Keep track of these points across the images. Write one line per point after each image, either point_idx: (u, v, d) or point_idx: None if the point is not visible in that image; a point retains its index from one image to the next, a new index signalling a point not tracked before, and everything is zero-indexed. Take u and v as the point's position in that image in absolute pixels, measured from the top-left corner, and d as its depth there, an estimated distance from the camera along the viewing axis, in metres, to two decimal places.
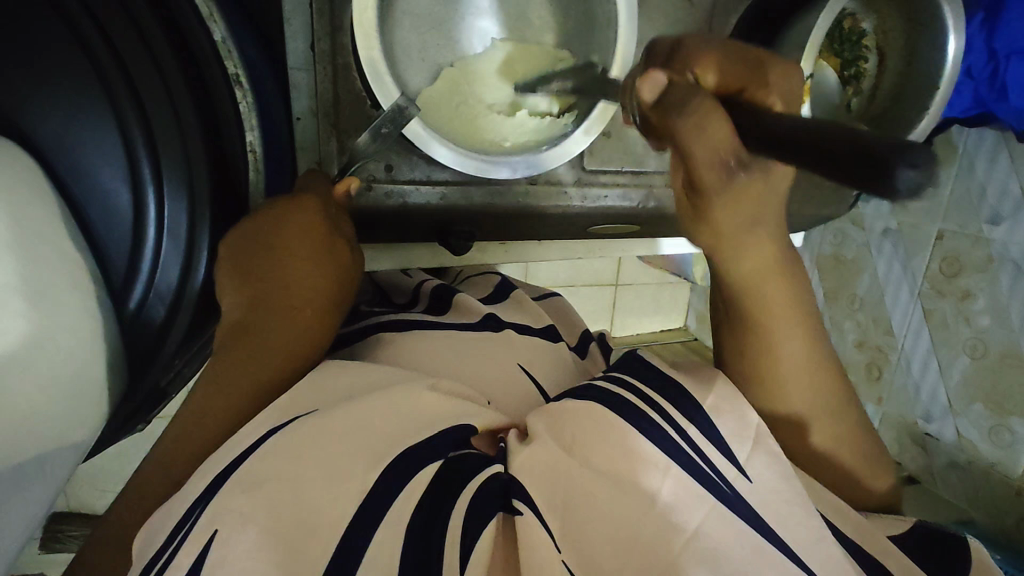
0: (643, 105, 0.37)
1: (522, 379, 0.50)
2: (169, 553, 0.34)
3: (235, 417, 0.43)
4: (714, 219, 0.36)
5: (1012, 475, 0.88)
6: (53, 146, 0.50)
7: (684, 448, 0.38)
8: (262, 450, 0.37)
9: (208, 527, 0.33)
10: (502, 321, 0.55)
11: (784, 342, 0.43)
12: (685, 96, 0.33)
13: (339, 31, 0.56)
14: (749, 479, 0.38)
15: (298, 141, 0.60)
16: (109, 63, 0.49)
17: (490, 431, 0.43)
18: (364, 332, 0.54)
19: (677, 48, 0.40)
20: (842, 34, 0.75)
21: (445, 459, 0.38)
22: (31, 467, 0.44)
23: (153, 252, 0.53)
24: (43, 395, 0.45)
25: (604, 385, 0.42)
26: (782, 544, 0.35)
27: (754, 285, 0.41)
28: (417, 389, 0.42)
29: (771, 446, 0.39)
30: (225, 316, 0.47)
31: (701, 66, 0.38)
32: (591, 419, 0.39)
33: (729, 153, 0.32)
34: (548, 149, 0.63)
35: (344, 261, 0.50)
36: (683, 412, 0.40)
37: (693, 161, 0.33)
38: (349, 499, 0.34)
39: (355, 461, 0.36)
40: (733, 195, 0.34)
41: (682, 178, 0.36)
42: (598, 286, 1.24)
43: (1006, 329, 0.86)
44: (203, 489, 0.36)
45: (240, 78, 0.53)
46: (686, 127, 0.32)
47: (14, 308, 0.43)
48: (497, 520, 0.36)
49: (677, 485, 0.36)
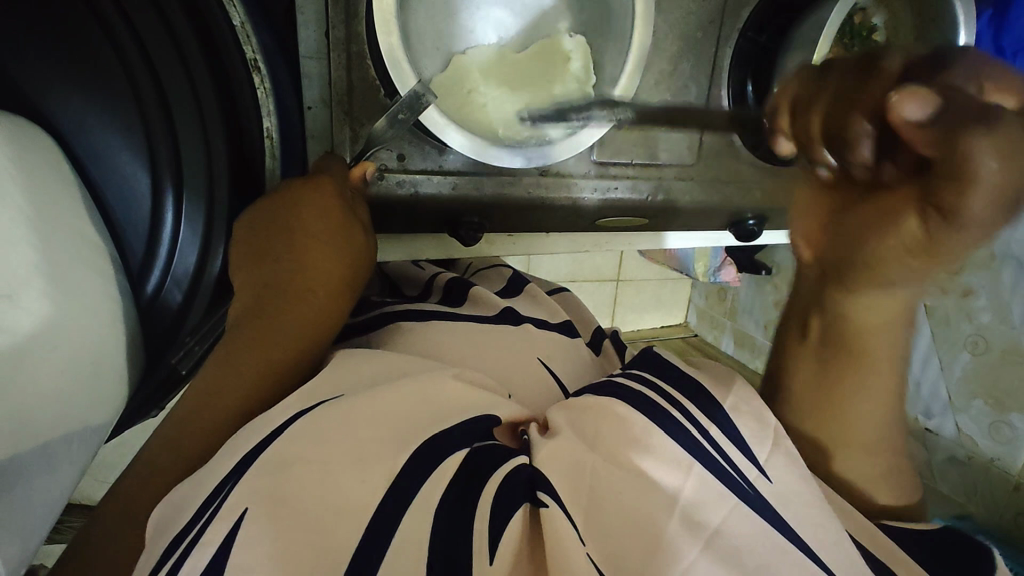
0: (898, 121, 0.32)
1: (540, 371, 0.50)
2: (205, 521, 0.33)
3: (250, 403, 0.42)
4: (943, 257, 0.33)
5: (1012, 471, 0.89)
6: (72, 127, 0.50)
7: (706, 447, 0.38)
8: (289, 432, 0.36)
9: (238, 505, 0.32)
10: (520, 316, 0.56)
11: (864, 384, 0.44)
12: (974, 112, 0.29)
13: (354, 18, 0.56)
14: (770, 479, 0.38)
15: (308, 130, 0.59)
16: (134, 54, 0.50)
17: (510, 421, 0.43)
18: (379, 321, 0.54)
19: (930, 60, 0.34)
20: (853, 29, 0.72)
21: (471, 449, 0.38)
22: (55, 446, 0.45)
23: (171, 237, 0.54)
24: (66, 377, 0.45)
25: (623, 380, 0.43)
26: (803, 544, 0.35)
27: (867, 334, 0.42)
28: (443, 377, 0.42)
29: (789, 448, 0.39)
30: (241, 300, 0.47)
31: (994, 87, 0.32)
32: (613, 419, 0.39)
33: (1009, 184, 0.28)
34: (559, 140, 0.63)
35: (358, 244, 0.50)
36: (704, 411, 0.40)
37: (969, 188, 0.29)
38: (377, 482, 0.34)
39: (383, 447, 0.36)
40: (982, 232, 0.31)
41: (916, 199, 0.33)
42: (600, 281, 1.24)
43: (1007, 326, 0.87)
44: (235, 464, 0.36)
45: (259, 65, 0.53)
46: (980, 145, 0.28)
47: (37, 289, 0.43)
48: (523, 511, 0.35)
49: (700, 480, 0.36)
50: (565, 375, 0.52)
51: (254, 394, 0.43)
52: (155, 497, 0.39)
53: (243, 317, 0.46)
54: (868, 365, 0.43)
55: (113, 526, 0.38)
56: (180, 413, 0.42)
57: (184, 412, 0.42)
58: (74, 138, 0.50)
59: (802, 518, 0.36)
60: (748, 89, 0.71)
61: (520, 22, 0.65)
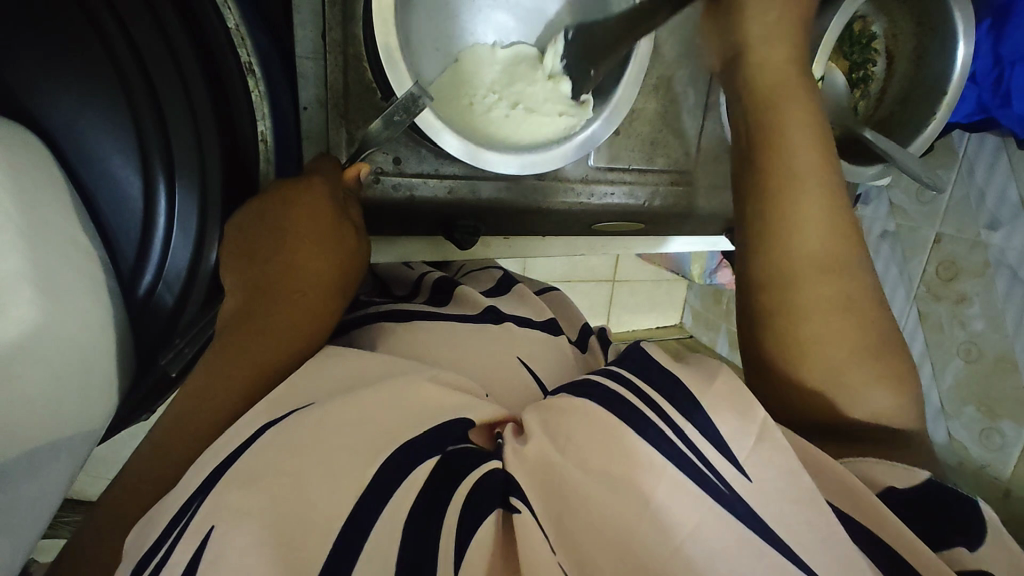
0: None
1: (522, 375, 0.49)
2: (169, 546, 0.33)
3: (227, 412, 0.42)
4: None
5: (1002, 477, 0.90)
6: (64, 131, 0.50)
7: (681, 449, 0.36)
8: (255, 447, 0.36)
9: (206, 522, 0.32)
10: (502, 314, 0.55)
11: (794, 137, 0.51)
12: None
13: (350, 21, 0.55)
14: (749, 478, 0.36)
15: (304, 131, 0.58)
16: (125, 53, 0.50)
17: (485, 423, 0.42)
18: (361, 322, 0.54)
19: None
20: (853, 36, 0.74)
21: (443, 455, 0.38)
22: (48, 450, 0.45)
23: (165, 235, 0.54)
24: (50, 385, 0.44)
25: (604, 381, 0.40)
26: (786, 549, 0.33)
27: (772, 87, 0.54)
28: (418, 379, 0.41)
29: (777, 438, 0.37)
30: (230, 301, 0.47)
31: None
32: (585, 417, 0.38)
33: None
34: (551, 150, 0.63)
35: (347, 243, 0.50)
36: (679, 409, 0.38)
37: None
38: (348, 494, 0.34)
39: (356, 457, 0.35)
40: None
41: None
42: (597, 282, 1.24)
43: (999, 334, 0.88)
44: (201, 482, 0.35)
45: (253, 67, 0.54)
46: None
47: (25, 295, 0.43)
48: (495, 517, 0.36)
49: (670, 485, 0.34)
50: (546, 376, 0.51)
51: (236, 400, 0.42)
52: (135, 505, 0.39)
53: (229, 317, 0.46)
54: (789, 104, 0.53)
55: (94, 537, 0.38)
56: (164, 423, 0.41)
57: (170, 420, 0.41)
58: (68, 144, 0.50)
59: (780, 516, 0.34)
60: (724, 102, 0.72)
61: (522, 25, 0.65)
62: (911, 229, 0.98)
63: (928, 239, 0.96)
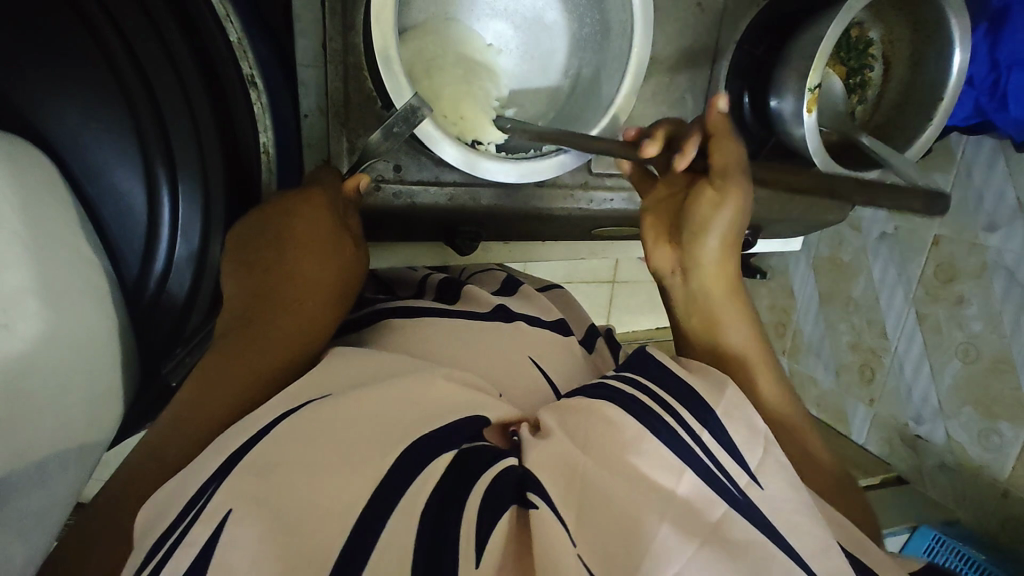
0: None
1: (534, 371, 0.50)
2: (181, 531, 0.33)
3: (224, 418, 0.42)
4: None
5: (1000, 477, 0.91)
6: (67, 143, 0.50)
7: (698, 453, 0.38)
8: (273, 434, 0.36)
9: (223, 506, 0.33)
10: (513, 313, 0.56)
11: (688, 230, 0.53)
12: None
13: (350, 30, 0.55)
14: (762, 486, 0.38)
15: (305, 139, 0.59)
16: (129, 70, 0.50)
17: (501, 422, 0.42)
18: (370, 318, 0.55)
19: None
20: (849, 42, 0.75)
21: (458, 451, 0.38)
22: (53, 446, 0.45)
23: (167, 252, 0.55)
24: (56, 389, 0.45)
25: (620, 385, 0.42)
26: (794, 552, 0.35)
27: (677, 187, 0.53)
28: (431, 377, 0.42)
29: (779, 455, 0.39)
30: (229, 310, 0.48)
31: None
32: (605, 423, 0.38)
33: None
34: (541, 160, 0.63)
35: (348, 256, 0.50)
36: (695, 414, 0.40)
37: None
38: (362, 485, 0.34)
39: (363, 453, 0.36)
40: None
41: None
42: (596, 283, 1.25)
43: (997, 335, 0.89)
44: (216, 469, 0.36)
45: (255, 80, 0.53)
46: None
47: (27, 307, 0.43)
48: (510, 513, 0.35)
49: (692, 486, 0.36)
50: (557, 376, 0.51)
51: (241, 400, 0.43)
52: (135, 503, 0.39)
53: (232, 325, 0.46)
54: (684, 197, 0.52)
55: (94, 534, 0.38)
56: (154, 434, 0.41)
57: (171, 417, 0.42)
58: (71, 154, 0.50)
59: (783, 517, 0.36)
60: (744, 101, 0.72)
61: (522, 33, 0.67)
62: (909, 231, 0.98)
63: (926, 241, 0.96)
